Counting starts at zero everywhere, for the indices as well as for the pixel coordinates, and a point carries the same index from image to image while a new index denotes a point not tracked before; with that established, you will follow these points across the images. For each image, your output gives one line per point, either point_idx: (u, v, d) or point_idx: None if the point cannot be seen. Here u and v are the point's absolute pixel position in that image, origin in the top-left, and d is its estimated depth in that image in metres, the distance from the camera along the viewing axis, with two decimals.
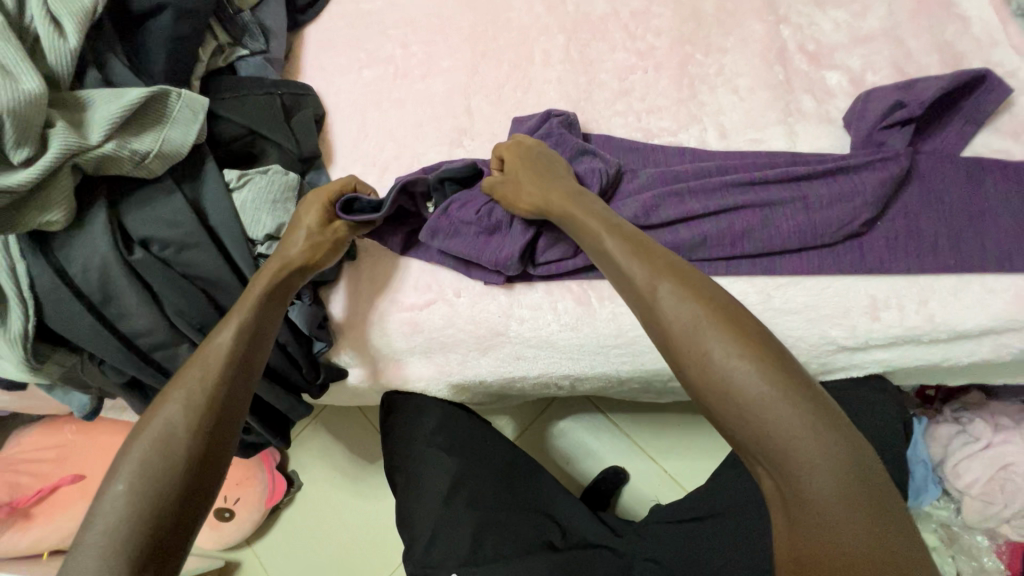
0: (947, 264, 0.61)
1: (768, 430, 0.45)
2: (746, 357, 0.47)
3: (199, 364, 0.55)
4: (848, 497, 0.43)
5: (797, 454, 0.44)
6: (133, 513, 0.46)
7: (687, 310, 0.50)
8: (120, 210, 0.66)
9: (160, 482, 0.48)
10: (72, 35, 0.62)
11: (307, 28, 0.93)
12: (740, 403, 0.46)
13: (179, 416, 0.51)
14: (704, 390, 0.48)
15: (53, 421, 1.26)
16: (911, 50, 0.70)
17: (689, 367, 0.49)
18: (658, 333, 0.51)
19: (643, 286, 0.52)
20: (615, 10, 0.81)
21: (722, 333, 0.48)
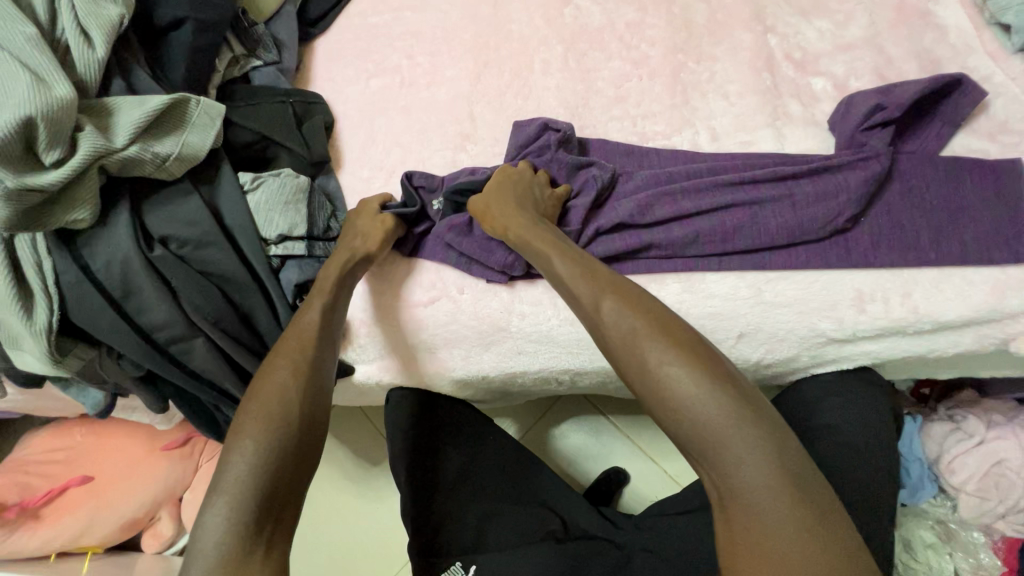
0: (929, 258, 0.64)
1: (701, 427, 0.49)
2: (673, 359, 0.52)
3: (293, 343, 0.64)
4: (776, 487, 0.46)
5: (728, 451, 0.48)
6: (259, 467, 0.54)
7: (627, 323, 0.55)
8: (141, 210, 0.70)
9: (280, 435, 0.56)
10: (101, 46, 0.66)
11: (318, 40, 0.98)
12: (676, 404, 0.50)
13: (286, 386, 0.60)
14: (647, 394, 0.53)
15: (63, 423, 1.29)
16: (892, 57, 0.74)
17: (632, 374, 0.54)
18: (604, 344, 0.57)
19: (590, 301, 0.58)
20: (611, 21, 0.85)
21: (655, 340, 0.53)
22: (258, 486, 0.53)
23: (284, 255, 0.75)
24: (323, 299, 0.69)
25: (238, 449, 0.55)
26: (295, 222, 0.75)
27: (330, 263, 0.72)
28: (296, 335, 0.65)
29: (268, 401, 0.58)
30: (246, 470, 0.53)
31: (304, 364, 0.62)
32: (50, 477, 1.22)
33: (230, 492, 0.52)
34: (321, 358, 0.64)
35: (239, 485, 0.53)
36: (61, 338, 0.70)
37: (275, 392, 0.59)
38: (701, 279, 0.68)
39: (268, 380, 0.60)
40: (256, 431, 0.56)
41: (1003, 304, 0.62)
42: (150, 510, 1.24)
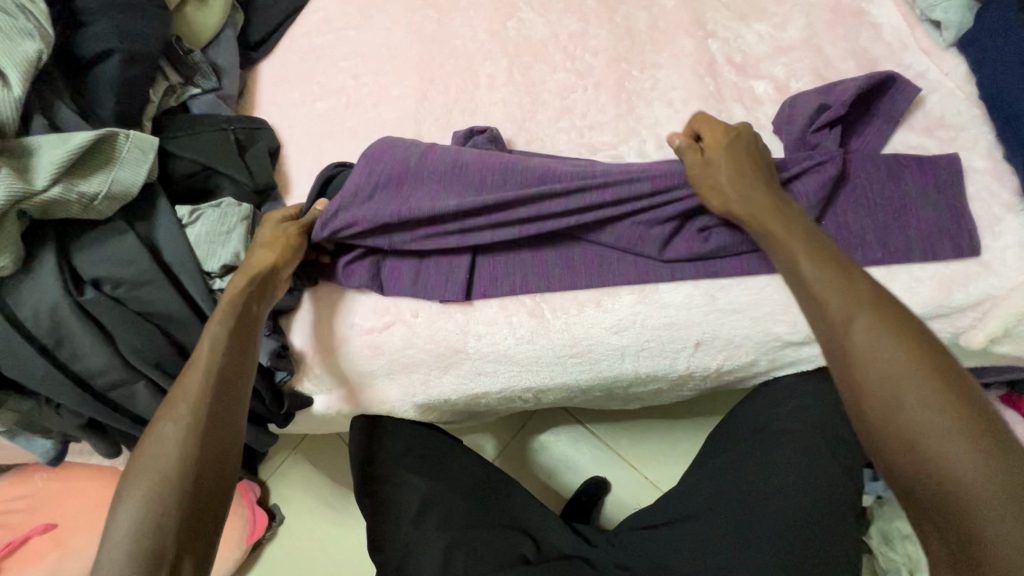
0: (875, 257, 0.64)
1: (903, 423, 0.48)
2: (888, 341, 0.50)
3: (184, 384, 0.58)
4: (999, 488, 0.43)
5: (957, 466, 0.45)
6: (139, 533, 0.50)
7: (838, 301, 0.53)
8: (70, 252, 0.67)
9: (160, 493, 0.51)
10: (16, 85, 0.63)
11: (261, 64, 0.95)
12: (924, 418, 0.47)
13: (171, 438, 0.54)
14: (869, 402, 0.50)
15: (20, 471, 1.20)
16: (829, 57, 0.74)
17: (840, 342, 0.52)
18: (813, 311, 0.55)
19: (837, 314, 0.53)
20: (554, 32, 0.84)
21: (874, 317, 0.51)
22: (141, 560, 0.49)
23: None
24: (222, 324, 0.62)
25: (121, 512, 0.51)
26: (237, 252, 0.72)
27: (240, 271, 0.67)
28: (190, 373, 0.59)
29: (150, 458, 0.53)
30: (125, 537, 0.50)
31: (195, 409, 0.56)
32: (12, 527, 1.17)
33: (111, 559, 0.49)
34: (222, 396, 0.58)
35: (119, 555, 0.49)
36: None
37: (159, 447, 0.54)
38: (655, 290, 0.70)
39: (154, 432, 0.55)
40: (138, 488, 0.52)
41: (951, 299, 0.62)
42: None
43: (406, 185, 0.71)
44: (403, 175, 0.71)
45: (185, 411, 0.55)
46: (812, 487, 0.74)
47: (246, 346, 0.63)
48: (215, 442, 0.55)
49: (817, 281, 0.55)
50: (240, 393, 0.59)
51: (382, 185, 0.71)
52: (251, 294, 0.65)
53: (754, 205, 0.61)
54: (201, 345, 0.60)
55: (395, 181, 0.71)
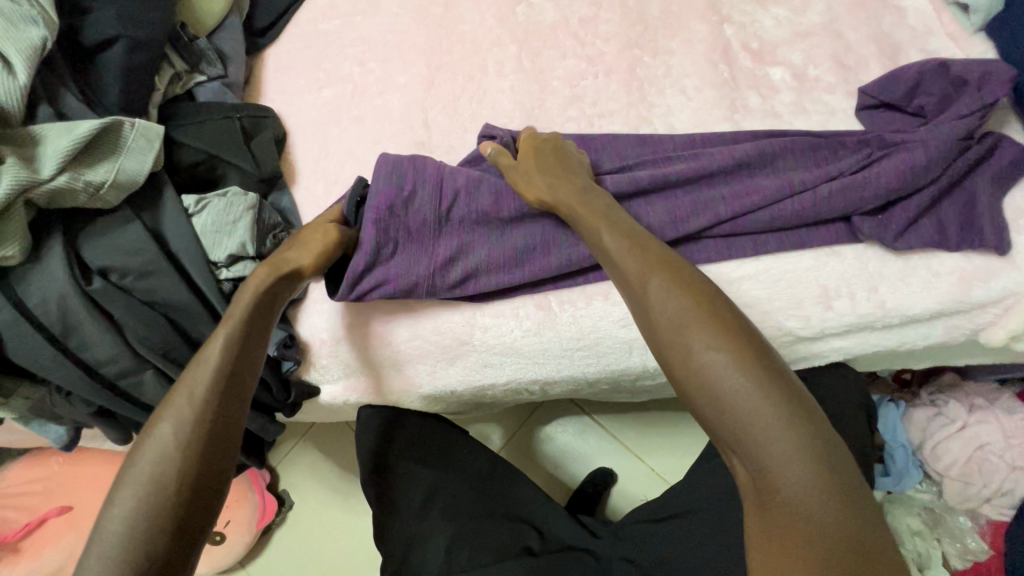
0: (913, 245, 0.62)
1: (740, 420, 0.46)
2: (715, 342, 0.49)
3: (191, 379, 0.55)
4: (825, 490, 0.43)
5: (773, 449, 0.45)
6: (131, 535, 0.47)
7: (673, 304, 0.52)
8: (77, 242, 0.67)
9: (155, 497, 0.48)
10: (21, 73, 0.63)
11: (267, 51, 0.94)
12: (773, 424, 0.45)
13: (172, 435, 0.51)
14: (697, 398, 0.49)
15: (37, 454, 1.22)
16: (851, 43, 0.72)
17: (677, 366, 0.50)
18: (646, 325, 0.53)
19: (636, 284, 0.54)
20: (564, 18, 0.82)
21: (704, 327, 0.50)
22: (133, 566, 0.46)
23: (236, 278, 0.73)
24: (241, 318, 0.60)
25: (114, 509, 0.48)
26: (243, 242, 0.71)
27: (267, 266, 0.66)
28: (198, 368, 0.56)
29: (148, 454, 0.50)
30: (118, 539, 0.46)
31: (194, 410, 0.52)
32: (28, 509, 1.19)
33: (100, 558, 0.46)
34: (227, 396, 0.55)
35: (106, 560, 0.46)
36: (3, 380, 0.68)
37: (156, 448, 0.50)
38: None
39: (151, 431, 0.52)
40: (133, 484, 0.49)
41: (971, 295, 0.61)
42: None
43: (426, 235, 0.70)
44: (422, 227, 0.69)
45: (190, 407, 0.53)
46: None
47: (252, 345, 0.60)
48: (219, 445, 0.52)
49: (665, 317, 0.51)
50: (245, 394, 0.57)
51: (402, 239, 0.70)
52: (274, 293, 0.65)
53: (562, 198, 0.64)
54: (215, 336, 0.58)
55: (423, 244, 0.70)
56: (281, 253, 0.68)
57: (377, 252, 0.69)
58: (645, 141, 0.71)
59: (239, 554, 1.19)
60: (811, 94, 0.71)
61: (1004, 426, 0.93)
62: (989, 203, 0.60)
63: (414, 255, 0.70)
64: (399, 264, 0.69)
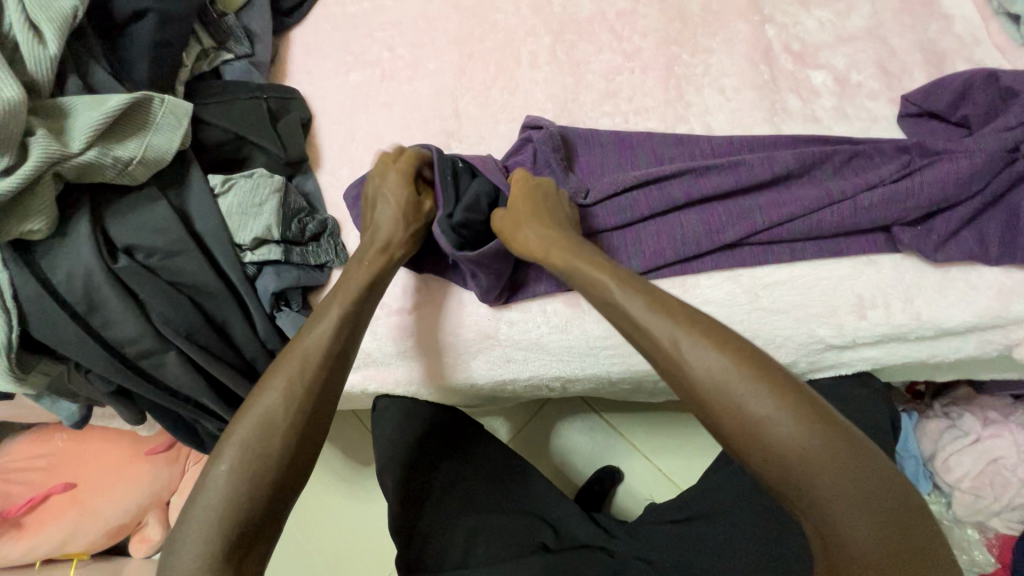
0: (950, 257, 0.62)
1: (799, 479, 0.44)
2: (753, 392, 0.45)
3: (294, 356, 0.56)
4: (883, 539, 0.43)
5: (829, 498, 0.44)
6: (237, 499, 0.49)
7: (711, 360, 0.47)
8: (103, 218, 0.66)
9: (262, 464, 0.51)
10: (52, 43, 0.61)
11: (294, 31, 0.92)
12: (841, 480, 0.44)
13: (278, 407, 0.53)
14: (751, 460, 0.46)
15: (41, 430, 1.21)
16: (895, 49, 0.71)
17: (717, 415, 0.47)
18: (682, 385, 0.49)
19: (661, 343, 0.49)
20: (601, 10, 0.81)
21: (748, 378, 0.46)
22: (228, 529, 0.48)
23: (260, 261, 0.71)
24: (344, 301, 0.61)
25: (218, 474, 0.50)
26: (269, 225, 0.70)
27: (368, 247, 0.65)
28: (301, 345, 0.57)
29: (253, 421, 0.52)
30: (220, 504, 0.49)
31: (304, 384, 0.55)
32: (31, 485, 1.18)
33: (200, 514, 0.49)
34: (331, 373, 0.57)
35: (210, 521, 0.48)
36: (24, 355, 0.67)
37: (267, 415, 0.53)
38: (695, 283, 0.66)
39: (259, 395, 0.54)
40: (237, 449, 0.51)
41: (1008, 310, 0.61)
42: (137, 516, 1.18)
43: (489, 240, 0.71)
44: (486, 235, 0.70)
45: (298, 386, 0.54)
46: None
47: (356, 327, 0.61)
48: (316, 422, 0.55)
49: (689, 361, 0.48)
50: (341, 379, 0.59)
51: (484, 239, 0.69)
52: (371, 276, 0.63)
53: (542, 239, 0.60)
54: (320, 319, 0.59)
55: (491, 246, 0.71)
56: (375, 233, 0.65)
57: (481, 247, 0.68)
58: (683, 139, 0.70)
59: None
60: (853, 100, 0.70)
61: (1019, 440, 0.92)
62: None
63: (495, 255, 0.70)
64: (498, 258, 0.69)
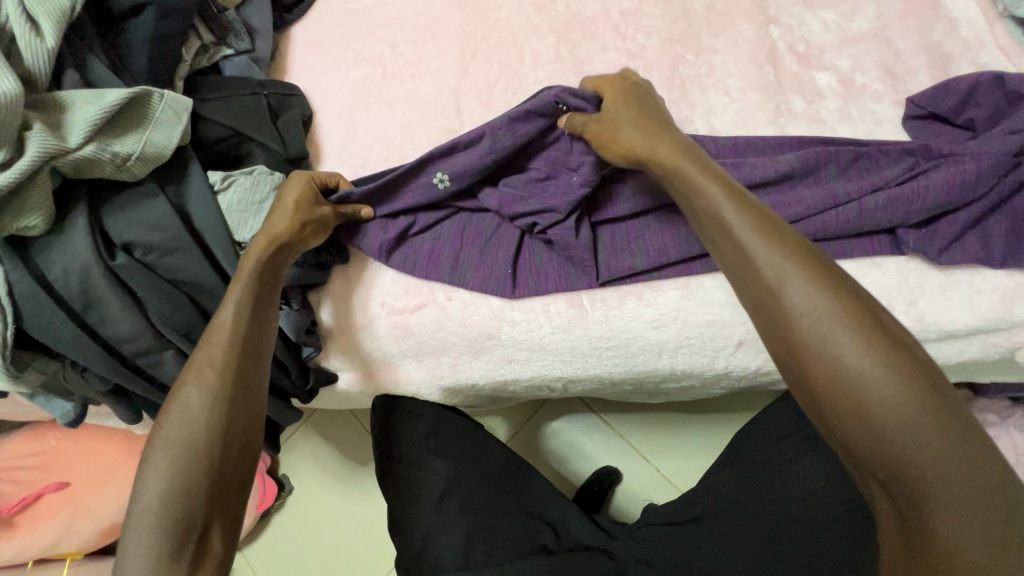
0: (954, 261, 0.62)
1: (902, 445, 0.41)
2: (855, 347, 0.43)
3: (206, 351, 0.55)
4: (992, 536, 0.38)
5: (936, 474, 0.40)
6: (165, 494, 0.49)
7: (817, 302, 0.45)
8: (100, 214, 0.65)
9: (185, 457, 0.50)
10: (49, 35, 0.60)
11: (294, 27, 0.91)
12: (959, 474, 0.39)
13: (195, 401, 0.52)
14: (846, 425, 0.43)
15: (34, 428, 1.19)
16: (900, 51, 0.71)
17: (813, 362, 0.44)
18: (777, 328, 0.46)
19: (759, 276, 0.47)
20: (605, 9, 0.80)
21: (856, 331, 0.43)
22: (163, 522, 0.48)
23: None
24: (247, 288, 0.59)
25: (146, 470, 0.50)
26: None
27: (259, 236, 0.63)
28: (214, 339, 0.55)
29: (175, 418, 0.52)
30: (152, 498, 0.49)
31: (216, 375, 0.54)
32: (26, 483, 1.16)
33: (138, 526, 0.48)
34: (248, 359, 0.56)
35: (142, 515, 0.48)
36: (19, 353, 0.66)
37: (184, 410, 0.52)
38: (699, 286, 0.68)
39: (178, 391, 0.53)
40: (164, 453, 0.50)
41: (1011, 313, 0.61)
42: None
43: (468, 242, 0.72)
44: (469, 237, 0.72)
45: (211, 378, 0.53)
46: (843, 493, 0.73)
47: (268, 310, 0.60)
48: (242, 408, 0.54)
49: (787, 300, 0.46)
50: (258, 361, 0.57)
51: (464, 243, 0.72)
52: (273, 260, 0.62)
53: (681, 165, 0.56)
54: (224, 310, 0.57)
55: (472, 247, 0.72)
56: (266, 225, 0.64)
57: (456, 248, 0.72)
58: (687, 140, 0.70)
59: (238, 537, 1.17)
60: (858, 102, 0.70)
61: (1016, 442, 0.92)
62: None
63: (477, 257, 0.72)
64: (475, 261, 0.72)
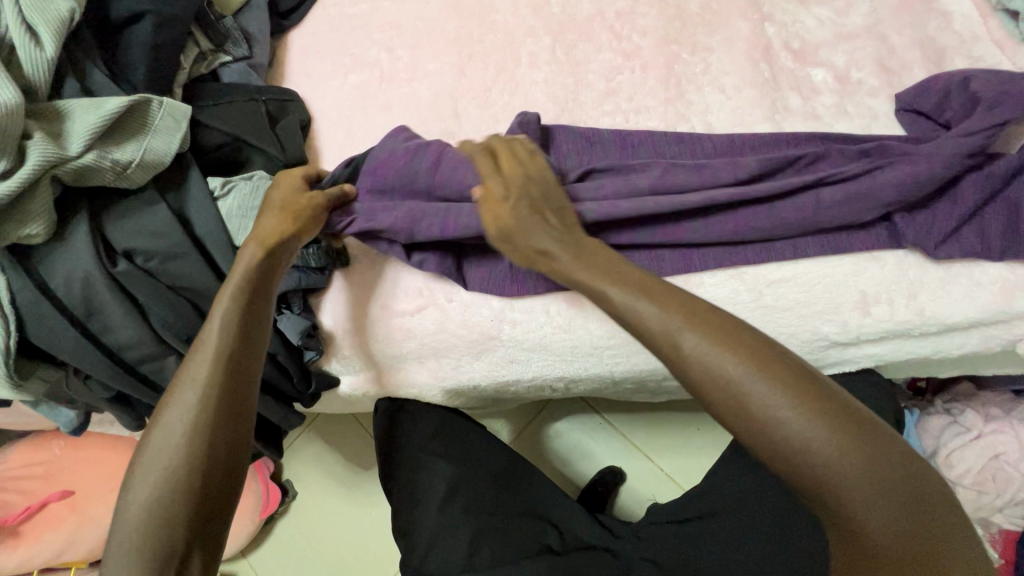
0: (952, 254, 0.62)
1: (822, 469, 0.44)
2: (767, 387, 0.46)
3: (189, 370, 0.54)
4: (898, 514, 0.44)
5: (851, 483, 0.44)
6: (151, 519, 0.49)
7: (721, 357, 0.48)
8: (101, 221, 0.65)
9: (168, 482, 0.50)
10: (49, 45, 0.61)
11: (291, 33, 0.92)
12: (866, 478, 0.44)
13: (178, 429, 0.51)
14: (762, 454, 0.47)
15: (38, 437, 1.20)
16: (894, 46, 0.71)
17: (733, 414, 0.47)
18: (693, 390, 0.49)
19: (665, 343, 0.50)
20: (601, 10, 0.81)
21: (762, 373, 0.47)
22: (156, 544, 0.49)
23: None
24: (232, 302, 0.57)
25: (130, 500, 0.50)
26: None
27: (251, 240, 0.62)
28: (194, 361, 0.54)
29: (157, 447, 0.51)
30: (138, 527, 0.49)
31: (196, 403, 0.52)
32: (30, 493, 1.16)
33: (122, 545, 0.49)
34: (232, 380, 0.54)
35: (133, 542, 0.49)
36: (22, 361, 0.66)
37: (165, 438, 0.51)
38: (698, 283, 0.66)
39: (160, 420, 0.52)
40: (146, 481, 0.50)
41: (1011, 305, 0.61)
42: None
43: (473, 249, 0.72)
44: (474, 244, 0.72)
45: (190, 403, 0.52)
46: None
47: (258, 326, 0.58)
48: (228, 428, 0.53)
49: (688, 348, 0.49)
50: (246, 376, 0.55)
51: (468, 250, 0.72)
52: (262, 268, 0.60)
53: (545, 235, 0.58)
54: (208, 327, 0.56)
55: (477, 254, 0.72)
56: (256, 228, 0.63)
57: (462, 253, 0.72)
58: (683, 138, 0.70)
59: (243, 543, 1.17)
60: (854, 97, 0.70)
61: (1020, 436, 0.92)
62: None
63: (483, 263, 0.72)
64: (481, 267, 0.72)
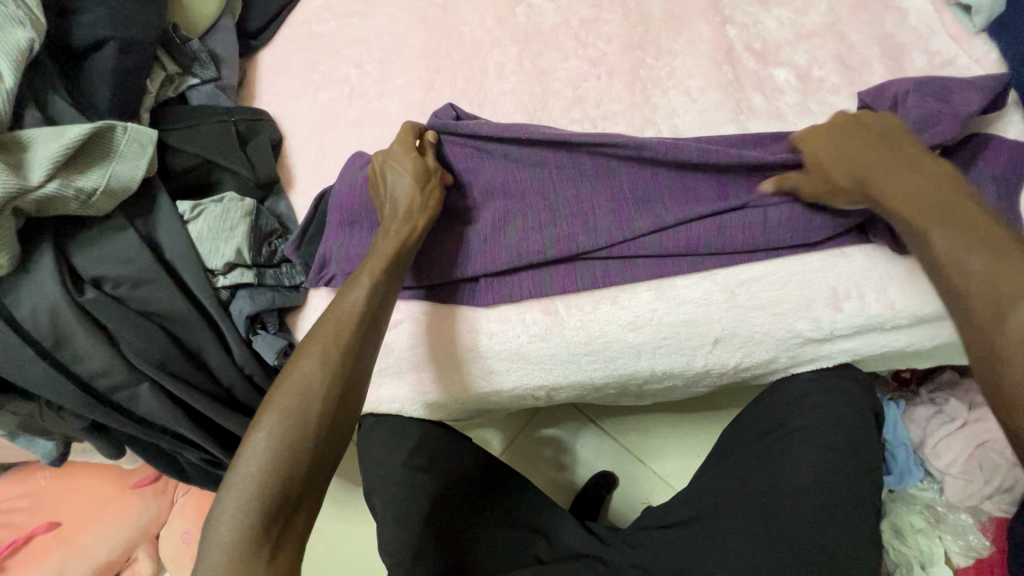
0: (917, 248, 0.63)
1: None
2: None
3: (326, 328, 0.57)
4: None
5: None
6: (274, 464, 0.50)
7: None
8: (67, 250, 0.65)
9: (302, 428, 0.52)
10: (9, 76, 0.60)
11: (261, 52, 0.92)
12: None
13: (316, 377, 0.54)
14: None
15: (24, 469, 1.18)
16: (853, 43, 0.72)
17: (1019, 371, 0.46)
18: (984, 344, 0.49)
19: (986, 304, 0.49)
20: (565, 19, 0.81)
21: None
22: (269, 491, 0.49)
23: (233, 284, 0.71)
24: (379, 272, 0.61)
25: (258, 438, 0.51)
26: (239, 248, 0.69)
27: (370, 265, 0.61)
28: (332, 320, 0.57)
29: (293, 389, 0.53)
30: (261, 469, 0.50)
31: (339, 358, 0.55)
32: (16, 527, 1.14)
33: (235, 485, 0.49)
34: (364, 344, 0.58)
35: (248, 484, 0.49)
36: None
37: (305, 382, 0.53)
38: (672, 286, 0.68)
39: (294, 366, 0.55)
40: (274, 422, 0.51)
41: None
42: (125, 552, 1.15)
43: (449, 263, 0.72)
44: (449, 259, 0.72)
45: (329, 358, 0.55)
46: (832, 483, 0.73)
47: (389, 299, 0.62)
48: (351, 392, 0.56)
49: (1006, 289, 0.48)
50: (353, 418, 0.56)
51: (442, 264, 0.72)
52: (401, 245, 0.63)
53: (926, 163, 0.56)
54: (351, 291, 0.59)
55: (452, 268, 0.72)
56: (373, 252, 0.63)
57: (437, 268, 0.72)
58: None
59: None
60: (816, 95, 0.71)
61: None
62: (994, 207, 0.61)
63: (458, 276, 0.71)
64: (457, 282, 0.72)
